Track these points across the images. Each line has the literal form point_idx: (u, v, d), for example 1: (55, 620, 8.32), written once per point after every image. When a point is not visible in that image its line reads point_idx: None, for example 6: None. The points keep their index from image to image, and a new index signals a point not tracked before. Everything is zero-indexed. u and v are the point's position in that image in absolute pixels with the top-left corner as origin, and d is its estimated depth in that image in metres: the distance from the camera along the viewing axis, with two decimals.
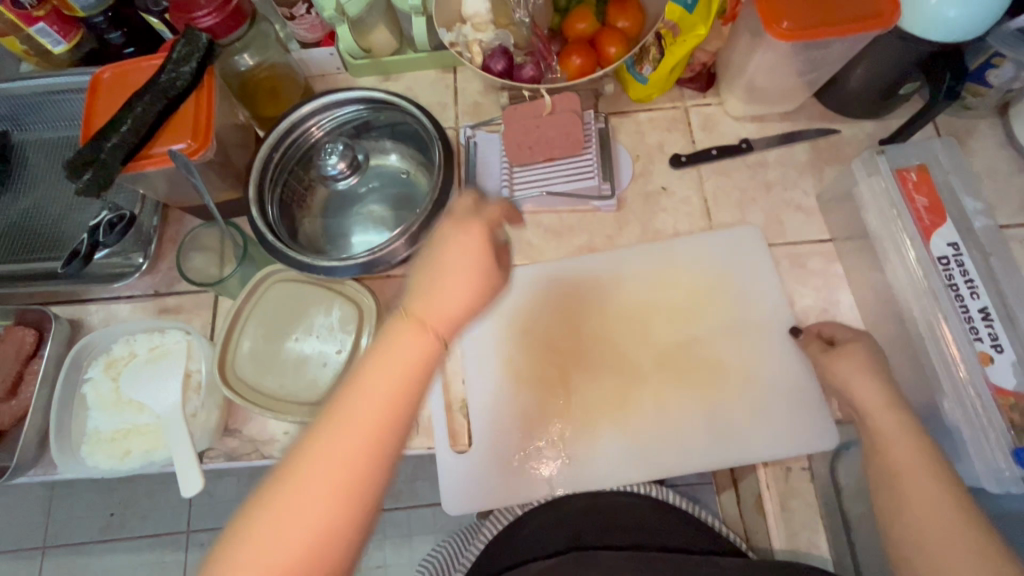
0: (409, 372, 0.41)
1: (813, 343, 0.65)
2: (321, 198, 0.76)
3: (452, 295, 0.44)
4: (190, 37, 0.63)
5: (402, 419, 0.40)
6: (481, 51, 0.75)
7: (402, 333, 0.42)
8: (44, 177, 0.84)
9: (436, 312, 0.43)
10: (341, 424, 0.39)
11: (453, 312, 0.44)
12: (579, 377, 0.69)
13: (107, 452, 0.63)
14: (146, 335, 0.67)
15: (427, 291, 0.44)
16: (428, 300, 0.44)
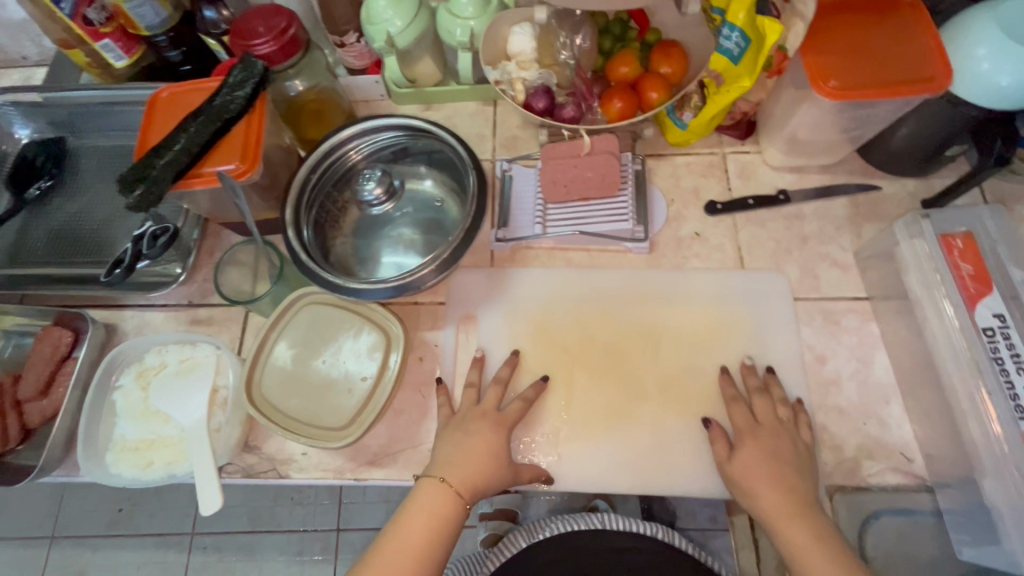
0: (439, 517, 0.58)
1: (721, 440, 0.63)
2: (353, 219, 0.76)
3: (473, 463, 0.60)
4: (247, 63, 0.65)
5: (434, 554, 0.57)
6: (524, 89, 0.76)
7: (435, 491, 0.59)
8: (93, 183, 0.87)
9: (461, 476, 0.60)
10: (395, 546, 0.57)
11: (472, 475, 0.60)
12: (589, 400, 0.69)
13: (130, 462, 0.63)
14: (178, 347, 0.68)
15: (453, 462, 0.61)
16: (453, 465, 0.61)
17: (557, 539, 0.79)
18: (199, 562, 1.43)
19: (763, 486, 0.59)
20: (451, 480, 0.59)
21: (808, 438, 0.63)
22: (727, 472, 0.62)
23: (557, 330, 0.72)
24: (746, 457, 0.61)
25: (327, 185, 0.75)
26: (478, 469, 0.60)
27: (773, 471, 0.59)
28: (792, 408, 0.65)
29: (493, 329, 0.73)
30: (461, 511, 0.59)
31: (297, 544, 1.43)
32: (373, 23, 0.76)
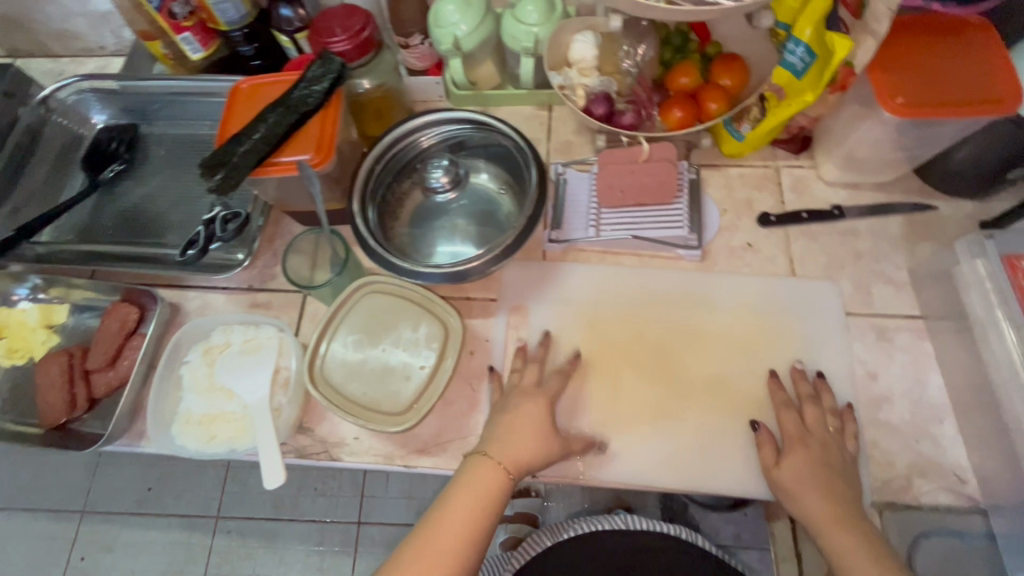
0: (487, 494, 0.58)
1: (768, 444, 0.64)
2: (412, 207, 0.78)
3: (519, 440, 0.61)
4: (325, 60, 0.68)
5: (484, 529, 0.57)
6: (585, 94, 0.78)
7: (482, 469, 0.60)
8: (163, 168, 0.91)
9: (507, 453, 0.60)
10: (444, 523, 0.56)
11: (519, 452, 0.61)
12: (637, 398, 0.70)
13: (194, 435, 0.66)
14: (242, 327, 0.71)
15: (500, 441, 0.61)
16: (502, 444, 0.61)
17: (582, 537, 0.80)
18: (222, 546, 1.46)
19: (811, 494, 0.59)
20: (500, 459, 0.60)
21: (854, 450, 0.63)
22: (773, 478, 0.62)
23: (606, 330, 0.74)
24: (791, 464, 0.61)
25: (390, 176, 0.77)
26: (526, 446, 0.61)
27: (824, 478, 0.60)
28: (839, 418, 0.65)
29: (544, 321, 0.74)
30: (508, 487, 0.59)
31: (319, 534, 1.45)
32: (439, 26, 0.78)
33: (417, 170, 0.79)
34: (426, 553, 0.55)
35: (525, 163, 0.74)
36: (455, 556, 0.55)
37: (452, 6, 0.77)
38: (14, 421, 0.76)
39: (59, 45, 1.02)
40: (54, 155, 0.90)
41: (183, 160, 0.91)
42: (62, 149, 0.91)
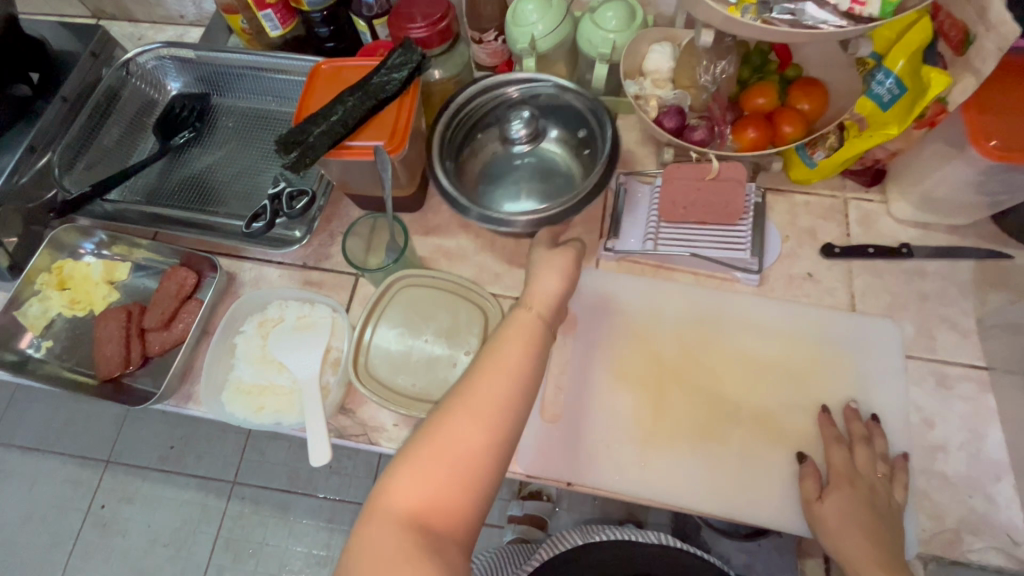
0: (529, 336, 0.56)
1: (811, 477, 0.63)
2: (481, 160, 0.79)
3: (547, 287, 0.61)
4: (406, 49, 0.68)
5: (533, 371, 0.55)
6: (658, 106, 0.77)
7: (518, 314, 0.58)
8: (230, 139, 0.93)
9: (539, 300, 0.60)
10: (492, 362, 0.54)
11: (549, 298, 0.61)
12: (683, 419, 0.69)
13: (243, 404, 0.67)
14: (298, 304, 0.73)
15: (534, 293, 0.61)
16: (535, 294, 0.61)
17: (611, 543, 0.83)
18: (236, 511, 1.49)
19: (848, 534, 0.59)
20: (533, 306, 0.59)
21: (904, 503, 0.61)
22: (813, 512, 0.62)
23: (652, 342, 0.73)
24: (835, 502, 0.61)
25: (462, 133, 0.77)
26: (553, 290, 0.61)
27: (867, 521, 0.59)
28: (891, 465, 0.63)
29: (592, 330, 0.74)
30: (544, 329, 0.58)
31: (329, 511, 1.47)
32: (517, 25, 0.79)
33: (480, 132, 0.79)
34: (479, 392, 0.52)
35: (599, 122, 0.75)
36: (509, 387, 0.52)
37: (532, 6, 0.78)
38: (70, 370, 0.79)
39: (141, 11, 1.05)
40: (130, 116, 0.93)
41: (251, 134, 0.93)
42: (137, 111, 0.94)
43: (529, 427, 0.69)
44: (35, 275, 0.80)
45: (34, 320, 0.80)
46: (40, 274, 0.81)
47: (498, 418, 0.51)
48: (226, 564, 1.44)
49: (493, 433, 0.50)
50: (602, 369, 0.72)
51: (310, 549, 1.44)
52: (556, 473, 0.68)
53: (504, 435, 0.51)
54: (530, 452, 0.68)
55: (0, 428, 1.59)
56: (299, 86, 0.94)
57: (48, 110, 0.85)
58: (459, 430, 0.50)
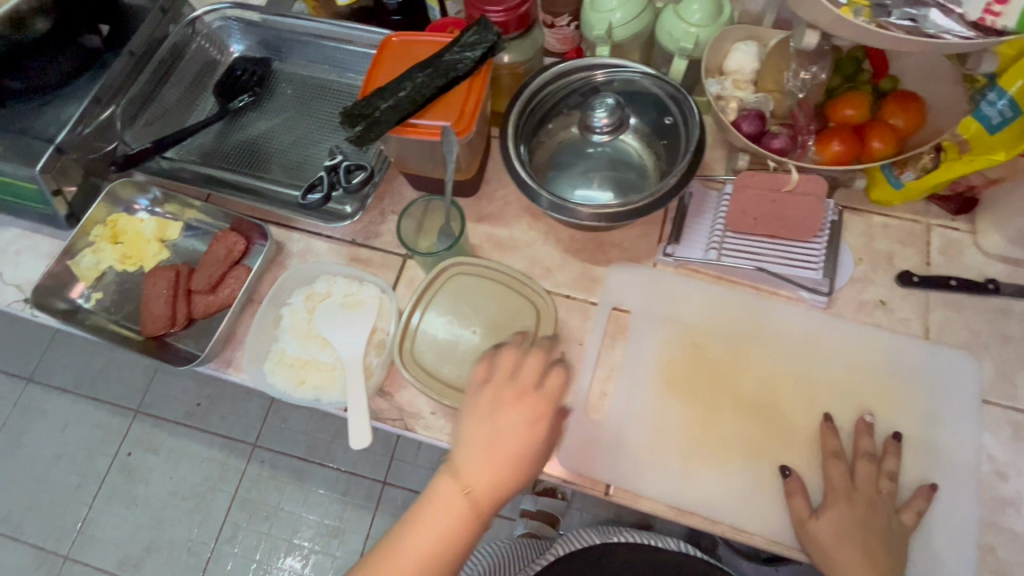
0: (454, 522, 0.52)
1: (799, 496, 0.62)
2: (555, 146, 0.78)
3: (489, 464, 0.52)
4: (482, 28, 0.66)
5: (450, 556, 0.52)
6: (737, 108, 0.73)
7: (447, 490, 0.53)
8: (287, 106, 0.92)
9: (476, 480, 0.52)
10: (408, 540, 0.52)
11: (490, 478, 0.52)
12: (717, 433, 0.67)
13: (285, 376, 0.67)
14: (346, 281, 0.72)
15: (474, 463, 0.52)
16: (472, 473, 0.52)
17: (630, 545, 0.87)
18: (254, 473, 1.51)
19: (847, 558, 0.58)
20: (467, 485, 0.52)
21: (911, 524, 0.60)
22: (808, 532, 0.60)
23: (709, 351, 0.70)
24: (830, 520, 0.59)
25: (540, 116, 0.76)
26: (500, 472, 0.52)
27: (863, 543, 0.58)
28: (895, 483, 0.61)
29: (647, 335, 0.72)
30: (472, 517, 0.52)
31: (344, 484, 1.48)
32: (595, 11, 0.76)
33: (557, 117, 0.78)
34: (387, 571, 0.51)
35: (678, 116, 0.73)
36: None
37: None
38: (117, 324, 0.79)
39: None
40: (192, 76, 0.93)
41: (309, 103, 0.92)
42: (199, 71, 0.94)
43: (575, 427, 0.67)
44: (91, 227, 0.81)
45: (86, 271, 0.80)
46: (95, 226, 0.81)
47: None
48: (241, 524, 1.47)
49: None
50: (654, 373, 0.70)
51: (322, 519, 1.46)
52: (593, 477, 0.66)
53: None
54: (573, 451, 0.66)
55: (40, 367, 1.65)
56: (361, 58, 0.92)
57: (116, 63, 0.83)
58: None
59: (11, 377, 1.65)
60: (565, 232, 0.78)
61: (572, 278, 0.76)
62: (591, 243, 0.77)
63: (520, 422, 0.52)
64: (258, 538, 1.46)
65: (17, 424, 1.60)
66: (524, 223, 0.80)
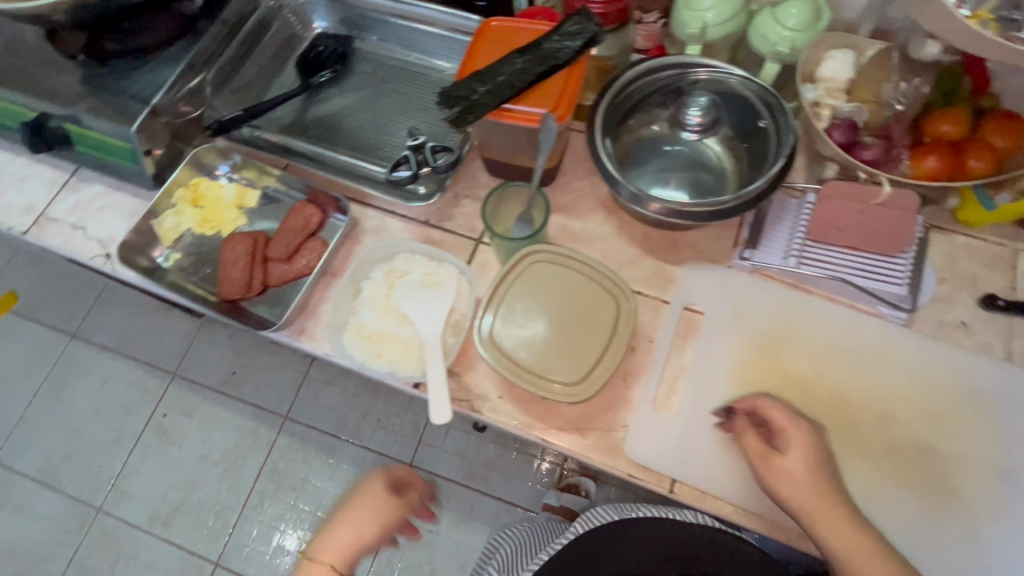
0: None
1: (749, 433, 0.63)
2: (637, 141, 0.78)
3: (339, 536, 0.76)
4: (584, 18, 0.66)
5: None
6: (830, 117, 0.72)
7: (313, 573, 0.74)
8: (367, 84, 0.93)
9: (333, 553, 0.76)
10: None
11: (347, 540, 0.76)
12: None
13: (362, 347, 0.69)
14: (425, 260, 0.74)
15: (333, 540, 0.76)
16: (327, 546, 0.76)
17: (649, 519, 0.84)
18: (284, 445, 1.54)
19: (817, 505, 0.59)
20: (324, 558, 0.75)
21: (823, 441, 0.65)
22: (770, 466, 0.61)
23: (783, 358, 0.70)
24: (794, 452, 0.60)
25: (625, 110, 0.76)
26: (347, 539, 0.76)
27: (814, 468, 0.60)
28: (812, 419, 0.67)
29: (720, 336, 0.72)
30: None
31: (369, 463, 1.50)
32: (688, 8, 0.75)
33: (642, 113, 0.78)
34: None
35: (768, 121, 0.72)
36: None
37: None
38: (194, 283, 0.82)
39: None
40: (276, 48, 0.95)
41: (388, 82, 0.93)
42: (283, 44, 0.95)
43: (644, 423, 0.68)
44: (174, 188, 0.83)
45: (167, 231, 0.82)
46: (178, 188, 0.83)
47: None
48: (268, 492, 1.50)
49: None
50: (727, 376, 0.70)
51: None
52: (658, 474, 0.66)
53: None
54: (642, 446, 0.67)
55: (85, 324, 1.70)
56: (441, 41, 0.93)
57: (209, 31, 0.84)
58: None
59: (56, 331, 1.70)
60: (639, 229, 0.79)
61: (644, 276, 0.76)
62: (664, 242, 0.77)
63: (376, 498, 0.79)
64: (284, 508, 1.49)
65: (61, 376, 1.65)
66: (597, 217, 0.80)
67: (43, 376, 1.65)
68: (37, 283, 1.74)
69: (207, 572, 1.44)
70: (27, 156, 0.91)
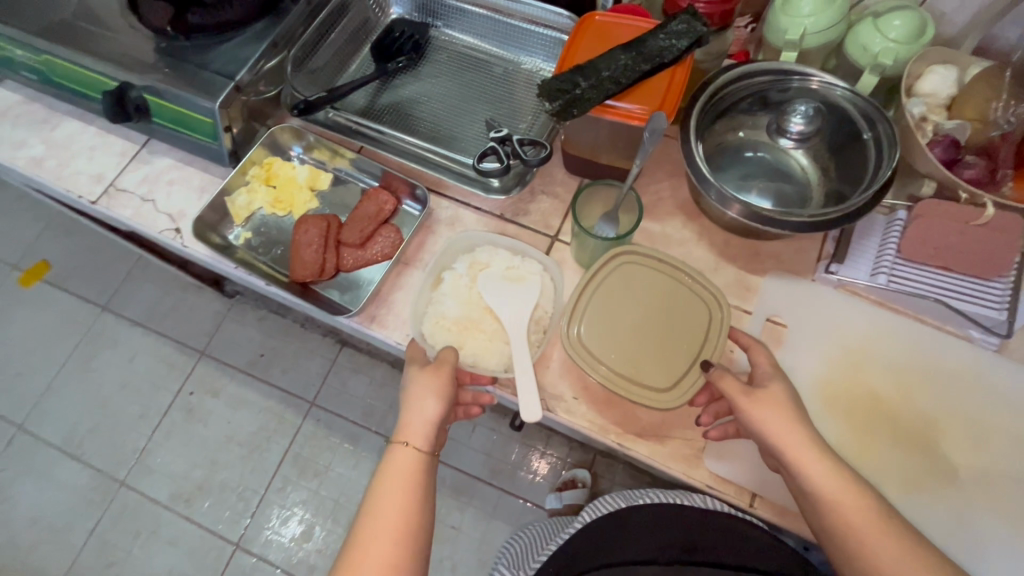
0: (410, 475, 0.60)
1: (726, 377, 0.60)
2: (726, 146, 0.76)
3: (419, 414, 0.62)
4: (692, 17, 0.65)
5: (417, 501, 0.60)
6: (931, 133, 0.71)
7: (396, 453, 0.61)
8: (442, 72, 0.92)
9: (414, 431, 0.62)
10: (390, 483, 0.60)
11: (422, 427, 0.62)
12: (873, 456, 0.66)
13: (445, 337, 0.70)
14: (508, 254, 0.74)
15: (410, 422, 0.63)
16: (410, 425, 0.62)
17: (655, 507, 0.84)
18: (309, 430, 1.51)
19: (787, 433, 0.58)
20: (409, 440, 0.62)
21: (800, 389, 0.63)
22: (742, 404, 0.59)
23: (868, 376, 0.69)
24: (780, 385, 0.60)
25: (717, 115, 0.75)
26: (421, 444, 0.62)
27: (791, 406, 0.59)
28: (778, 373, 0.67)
29: (803, 350, 0.71)
30: (425, 458, 0.62)
31: None
32: (787, 13, 0.74)
33: (732, 118, 0.76)
34: (382, 512, 0.58)
35: (867, 138, 0.71)
36: (415, 498, 0.60)
37: None
38: (264, 263, 0.81)
39: None
40: (353, 31, 0.94)
41: (464, 73, 0.92)
42: (358, 28, 0.95)
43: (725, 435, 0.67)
44: (248, 167, 0.83)
45: (239, 209, 0.82)
46: (252, 166, 0.83)
47: (410, 511, 0.59)
48: (292, 477, 1.47)
49: (412, 515, 0.59)
50: (810, 390, 0.69)
51: None
52: (738, 487, 0.65)
53: (424, 511, 0.60)
54: (722, 456, 0.66)
55: (113, 296, 1.66)
56: (520, 34, 0.92)
57: (293, 9, 0.84)
58: (384, 515, 0.58)
59: (83, 301, 1.66)
60: (720, 236, 0.77)
61: (725, 284, 0.74)
62: (746, 251, 0.76)
63: (431, 384, 0.63)
64: (307, 493, 1.45)
65: (86, 349, 1.60)
66: (677, 221, 0.78)
67: (71, 347, 1.61)
68: (66, 252, 1.71)
69: (227, 553, 1.41)
70: (98, 127, 0.91)
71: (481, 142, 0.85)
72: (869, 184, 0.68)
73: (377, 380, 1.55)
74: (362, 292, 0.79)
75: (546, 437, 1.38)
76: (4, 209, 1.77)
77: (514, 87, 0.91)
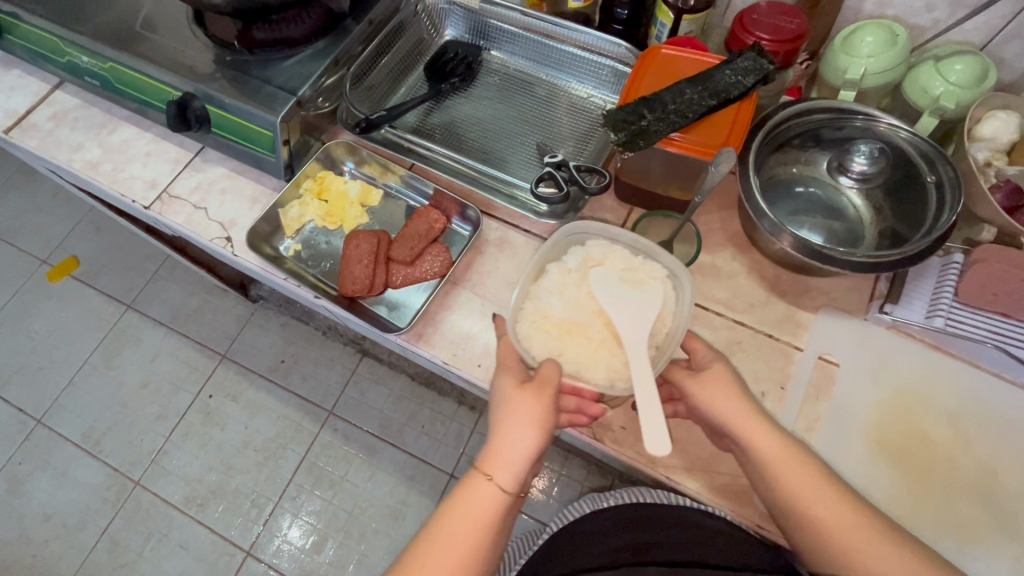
0: (483, 514, 0.56)
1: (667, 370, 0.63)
2: (780, 180, 0.76)
3: (505, 445, 0.57)
4: (756, 57, 0.68)
5: (486, 540, 0.56)
6: (991, 178, 0.71)
7: (474, 483, 0.57)
8: (494, 95, 0.94)
9: (494, 462, 0.57)
10: (458, 515, 0.56)
11: (508, 461, 0.57)
12: (930, 504, 0.64)
13: (545, 337, 0.63)
14: (629, 252, 0.67)
15: (496, 454, 0.57)
16: (495, 455, 0.57)
17: (617, 506, 0.84)
18: (325, 440, 1.49)
19: (804, 467, 0.57)
20: (491, 474, 0.57)
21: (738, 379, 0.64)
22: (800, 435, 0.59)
23: (923, 419, 0.68)
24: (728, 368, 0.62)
25: (774, 149, 0.75)
26: (508, 480, 0.57)
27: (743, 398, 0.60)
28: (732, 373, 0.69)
29: (856, 389, 0.70)
30: (505, 496, 0.57)
31: (410, 468, 1.45)
32: (846, 53, 0.74)
33: (788, 153, 0.76)
34: (443, 544, 0.56)
35: (923, 181, 0.71)
36: (479, 537, 0.56)
37: (871, 38, 0.73)
38: (314, 274, 0.83)
39: None
40: (408, 52, 0.96)
41: (517, 97, 0.93)
42: (412, 49, 0.96)
43: None
44: (302, 180, 0.84)
45: (291, 220, 0.83)
46: (305, 180, 0.85)
47: (474, 548, 0.56)
48: (306, 486, 1.45)
49: (474, 554, 0.56)
50: (863, 432, 0.68)
51: (386, 498, 1.43)
52: None
53: (489, 547, 0.57)
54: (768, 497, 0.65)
55: (139, 295, 1.67)
56: (574, 61, 0.93)
57: (354, 28, 0.86)
58: (453, 547, 0.55)
59: (109, 299, 1.67)
60: (770, 270, 0.77)
61: (775, 319, 0.74)
62: (796, 288, 0.75)
63: (525, 412, 0.57)
64: (320, 503, 1.43)
65: (110, 346, 1.62)
66: (727, 252, 0.78)
67: (95, 343, 1.62)
68: (98, 249, 1.73)
69: (238, 560, 1.39)
70: (154, 133, 0.93)
71: (533, 166, 0.86)
72: (929, 227, 0.67)
73: (397, 392, 1.53)
74: (409, 311, 0.80)
75: (563, 458, 1.36)
76: (39, 203, 1.80)
77: (564, 112, 0.92)
